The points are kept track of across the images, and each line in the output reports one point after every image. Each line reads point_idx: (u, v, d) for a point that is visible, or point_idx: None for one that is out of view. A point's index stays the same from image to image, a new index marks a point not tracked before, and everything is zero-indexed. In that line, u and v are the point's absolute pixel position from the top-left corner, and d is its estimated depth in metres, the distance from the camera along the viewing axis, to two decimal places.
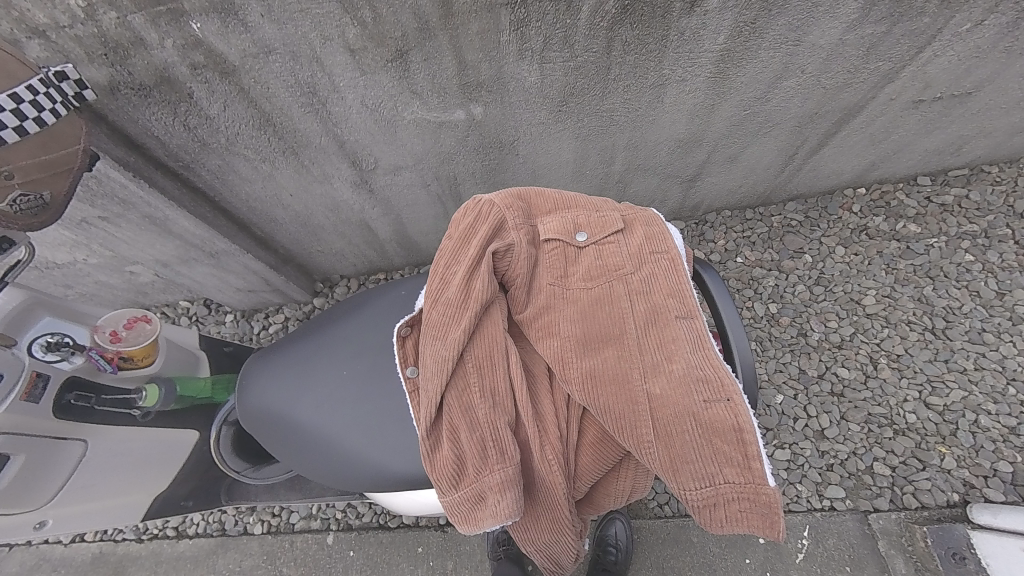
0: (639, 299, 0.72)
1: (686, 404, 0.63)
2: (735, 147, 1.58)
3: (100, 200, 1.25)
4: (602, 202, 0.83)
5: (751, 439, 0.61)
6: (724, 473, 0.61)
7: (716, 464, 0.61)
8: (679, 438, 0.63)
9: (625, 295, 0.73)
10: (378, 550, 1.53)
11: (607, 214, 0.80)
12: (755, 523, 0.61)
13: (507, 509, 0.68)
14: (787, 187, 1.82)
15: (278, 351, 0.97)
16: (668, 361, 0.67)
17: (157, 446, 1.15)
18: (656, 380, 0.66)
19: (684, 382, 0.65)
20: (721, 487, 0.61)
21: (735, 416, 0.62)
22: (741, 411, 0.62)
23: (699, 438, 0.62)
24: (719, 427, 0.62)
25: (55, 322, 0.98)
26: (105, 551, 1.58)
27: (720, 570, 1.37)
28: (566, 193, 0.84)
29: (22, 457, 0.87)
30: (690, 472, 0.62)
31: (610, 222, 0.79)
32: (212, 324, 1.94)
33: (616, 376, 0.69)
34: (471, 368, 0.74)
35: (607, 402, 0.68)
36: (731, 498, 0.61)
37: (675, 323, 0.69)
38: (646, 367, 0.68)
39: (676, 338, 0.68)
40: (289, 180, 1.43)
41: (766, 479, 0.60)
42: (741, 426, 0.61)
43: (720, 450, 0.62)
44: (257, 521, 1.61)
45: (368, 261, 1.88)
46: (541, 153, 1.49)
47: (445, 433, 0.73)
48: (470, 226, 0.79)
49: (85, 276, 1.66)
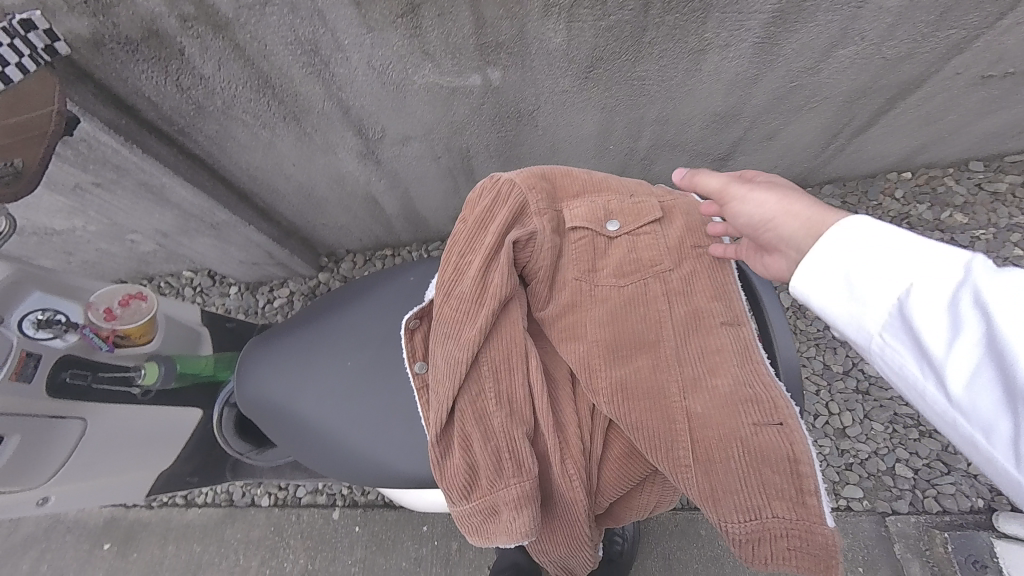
0: (680, 301, 0.67)
1: (731, 427, 0.58)
2: (775, 124, 1.45)
3: (92, 163, 1.18)
4: (638, 186, 0.75)
5: (808, 472, 0.55)
6: (773, 507, 0.56)
7: (763, 496, 0.56)
8: (721, 463, 0.58)
9: (664, 295, 0.67)
10: (383, 528, 1.53)
11: (644, 200, 0.72)
12: (806, 565, 0.55)
13: (524, 527, 0.64)
14: (826, 168, 1.68)
15: (279, 336, 0.91)
16: (711, 375, 0.62)
17: (161, 425, 1.12)
18: (696, 396, 0.62)
19: (729, 401, 0.60)
20: (769, 523, 0.56)
21: (789, 444, 0.56)
22: (796, 438, 0.56)
23: (744, 466, 0.57)
24: (770, 455, 0.57)
25: (45, 298, 0.93)
26: (116, 516, 1.60)
27: (727, 564, 1.36)
28: (596, 172, 0.75)
29: (18, 437, 0.84)
30: (731, 502, 0.58)
31: (647, 210, 0.72)
32: (216, 296, 1.89)
33: (649, 387, 0.64)
34: (487, 372, 0.69)
35: (639, 418, 0.63)
36: (780, 535, 0.55)
37: (719, 330, 0.64)
38: (686, 380, 0.63)
39: (721, 349, 0.63)
40: (291, 148, 1.33)
41: (821, 518, 0.54)
42: (795, 456, 0.56)
43: (768, 480, 0.56)
44: (265, 493, 1.62)
45: (376, 236, 1.81)
46: (563, 126, 1.37)
47: (456, 442, 0.67)
48: (488, 208, 0.72)
49: (85, 244, 1.61)
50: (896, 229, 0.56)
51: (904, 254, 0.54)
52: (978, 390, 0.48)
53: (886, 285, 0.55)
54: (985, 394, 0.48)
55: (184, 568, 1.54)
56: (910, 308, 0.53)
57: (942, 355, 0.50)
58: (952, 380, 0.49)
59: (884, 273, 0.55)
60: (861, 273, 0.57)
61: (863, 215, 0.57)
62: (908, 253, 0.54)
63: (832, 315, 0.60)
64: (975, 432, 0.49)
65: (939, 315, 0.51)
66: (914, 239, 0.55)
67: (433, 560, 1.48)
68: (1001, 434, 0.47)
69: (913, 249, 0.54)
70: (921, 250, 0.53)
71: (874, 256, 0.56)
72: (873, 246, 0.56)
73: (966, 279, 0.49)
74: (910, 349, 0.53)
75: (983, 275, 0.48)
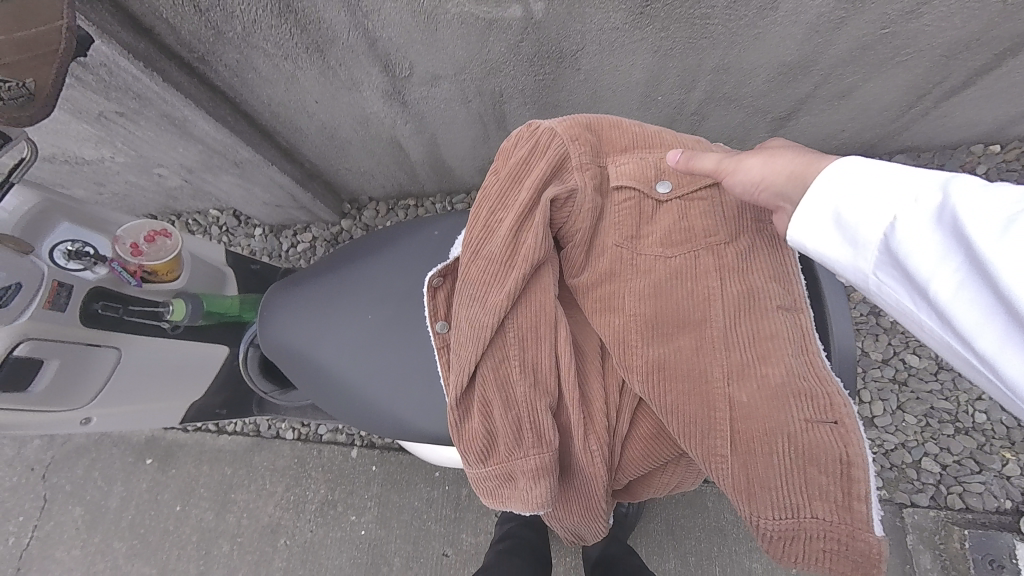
0: (731, 281, 0.68)
1: (778, 420, 0.61)
2: (852, 80, 1.26)
3: (114, 91, 1.14)
4: (690, 143, 0.76)
5: (860, 477, 0.57)
6: (813, 507, 0.59)
7: (804, 496, 0.60)
8: (762, 457, 0.62)
9: (713, 271, 0.69)
10: (398, 469, 1.61)
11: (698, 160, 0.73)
12: (839, 566, 0.59)
13: (539, 499, 0.69)
14: (901, 136, 1.49)
15: (300, 284, 0.90)
16: (761, 363, 0.64)
17: (191, 359, 1.16)
18: (741, 385, 0.65)
19: (779, 395, 0.62)
20: (805, 521, 0.60)
21: (842, 445, 0.58)
22: (851, 440, 0.58)
23: (788, 463, 0.61)
24: (819, 454, 0.59)
25: (75, 229, 0.93)
26: (155, 436, 1.73)
27: (730, 535, 1.38)
28: (648, 128, 0.76)
29: (57, 362, 0.87)
30: (766, 498, 0.62)
31: (705, 172, 0.72)
32: (242, 236, 1.90)
33: (690, 370, 0.68)
34: (512, 338, 0.72)
35: (674, 399, 0.68)
36: (806, 531, 0.60)
37: (775, 315, 0.66)
38: (731, 366, 0.66)
39: (775, 336, 0.65)
40: (314, 84, 1.25)
41: (868, 525, 0.56)
42: (848, 458, 0.58)
43: (813, 479, 0.60)
44: (289, 428, 1.71)
45: (399, 184, 1.74)
46: (608, 70, 1.23)
47: (477, 407, 0.72)
48: (526, 159, 0.74)
49: (115, 176, 1.61)
50: (881, 163, 0.53)
51: (888, 183, 0.51)
52: (977, 308, 0.44)
53: (875, 214, 0.51)
54: (973, 307, 0.44)
55: (217, 487, 1.67)
56: (896, 237, 0.49)
57: (932, 279, 0.46)
58: (947, 305, 0.45)
59: (872, 206, 0.51)
60: (853, 208, 0.53)
61: (850, 156, 0.55)
62: (894, 181, 0.51)
63: (826, 262, 0.57)
64: (981, 358, 0.44)
65: (929, 235, 0.47)
66: (898, 168, 0.52)
67: (444, 502, 1.56)
68: (1006, 354, 0.42)
69: (899, 178, 0.50)
70: (906, 178, 0.50)
71: (859, 191, 0.53)
72: (860, 183, 0.53)
73: (953, 192, 0.45)
74: (902, 279, 0.50)
75: (967, 190, 0.45)
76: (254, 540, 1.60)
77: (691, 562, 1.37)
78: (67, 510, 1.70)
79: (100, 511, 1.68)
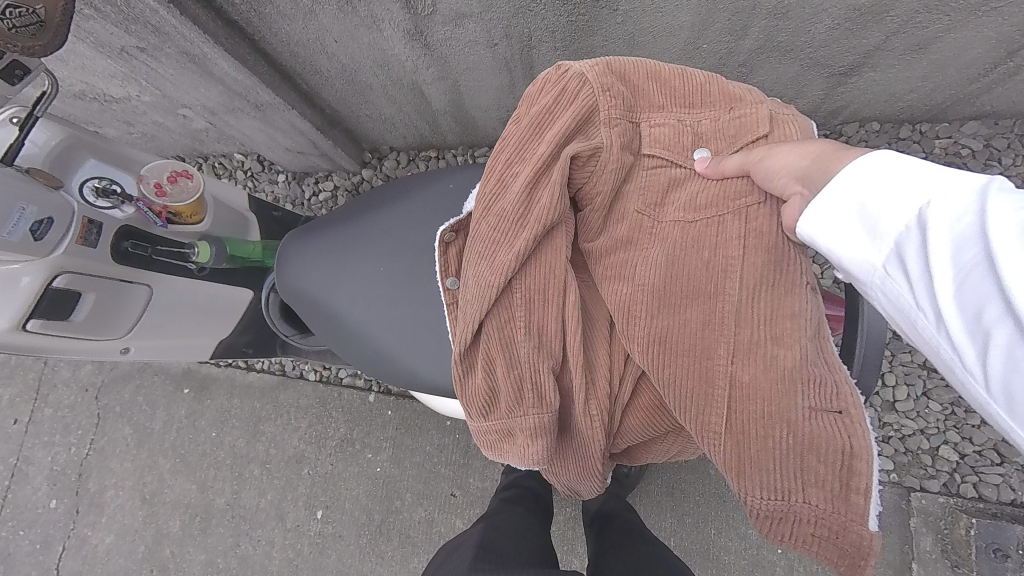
0: (752, 252, 0.64)
1: (782, 405, 0.61)
2: (933, 30, 1.11)
3: (133, 24, 1.11)
4: (733, 91, 0.70)
5: (861, 469, 0.56)
6: (806, 492, 0.61)
7: (799, 481, 0.61)
8: (760, 440, 0.63)
9: (736, 241, 0.65)
10: (411, 415, 1.70)
11: (742, 114, 0.68)
12: (826, 550, 0.61)
13: (534, 454, 0.71)
14: (981, 99, 1.32)
15: (315, 230, 0.90)
16: (774, 344, 0.62)
17: (217, 300, 1.21)
18: (746, 365, 0.63)
19: (787, 379, 0.61)
20: (795, 504, 0.62)
21: (846, 436, 0.57)
22: (855, 432, 0.57)
23: (788, 448, 0.61)
24: (821, 443, 0.59)
25: (101, 166, 0.96)
26: (192, 369, 1.86)
27: (730, 501, 1.41)
28: (690, 80, 0.71)
29: (93, 295, 0.92)
30: (758, 479, 0.63)
31: (750, 129, 0.67)
32: (266, 182, 1.91)
33: (695, 346, 0.66)
34: (519, 299, 0.71)
35: (676, 373, 0.67)
36: (789, 510, 0.62)
37: (797, 294, 0.62)
38: (740, 344, 0.64)
39: (790, 317, 0.62)
40: (332, 21, 1.19)
41: (863, 518, 0.57)
42: (851, 449, 0.57)
43: (810, 466, 0.60)
44: (311, 370, 1.81)
45: (420, 135, 1.69)
46: (650, 12, 1.12)
47: (481, 363, 0.73)
48: (549, 109, 0.70)
49: (142, 115, 1.62)
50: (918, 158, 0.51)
51: (916, 177, 0.49)
52: (969, 309, 0.43)
53: (896, 211, 0.50)
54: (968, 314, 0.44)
55: (247, 418, 1.80)
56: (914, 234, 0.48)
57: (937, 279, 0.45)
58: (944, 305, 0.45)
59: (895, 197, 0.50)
60: (877, 200, 0.51)
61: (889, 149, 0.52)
62: (926, 177, 0.48)
63: (837, 255, 0.55)
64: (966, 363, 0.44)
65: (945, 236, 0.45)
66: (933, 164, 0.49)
67: (454, 448, 1.65)
68: (985, 360, 0.42)
69: (932, 175, 0.48)
70: (938, 176, 0.48)
71: (885, 183, 0.51)
72: (894, 175, 0.51)
73: (978, 194, 0.44)
74: (908, 275, 0.48)
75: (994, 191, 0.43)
76: (281, 468, 1.75)
77: (688, 523, 1.42)
78: (118, 428, 1.88)
79: (146, 431, 1.86)
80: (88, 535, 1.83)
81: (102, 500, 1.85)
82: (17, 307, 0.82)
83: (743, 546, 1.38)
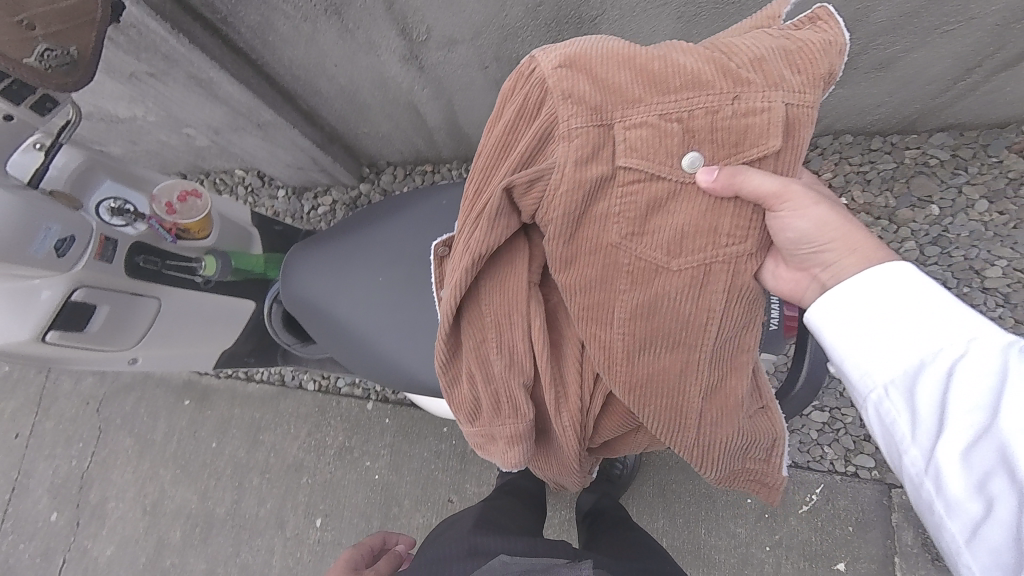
0: (728, 301, 0.71)
1: (736, 420, 0.79)
2: (893, 50, 1.19)
3: (144, 51, 1.19)
4: (747, 65, 0.64)
5: (777, 440, 0.84)
6: (745, 462, 0.86)
7: (743, 459, 0.85)
8: (719, 444, 0.81)
9: (719, 292, 0.71)
10: (409, 423, 1.74)
11: (746, 108, 0.64)
12: (755, 487, 0.90)
13: (514, 458, 0.82)
14: (946, 112, 1.40)
15: (318, 242, 0.96)
16: (730, 376, 0.77)
17: (221, 310, 1.26)
18: (710, 395, 0.78)
19: (738, 400, 0.78)
20: (738, 469, 0.87)
21: (771, 423, 0.83)
22: (775, 418, 0.83)
23: (738, 443, 0.82)
24: (760, 433, 0.82)
25: (116, 186, 1.02)
26: (192, 380, 1.91)
27: (719, 502, 1.45)
28: (673, 66, 0.65)
29: (107, 307, 0.97)
30: (716, 465, 0.85)
31: (752, 129, 0.65)
32: (265, 197, 1.98)
33: (666, 381, 0.77)
34: (491, 325, 0.79)
35: (647, 401, 0.78)
36: (730, 472, 0.87)
37: (749, 335, 0.75)
38: (708, 384, 0.77)
39: (743, 353, 0.76)
40: (332, 46, 1.26)
41: (778, 466, 0.86)
42: (775, 431, 0.83)
43: (751, 448, 0.83)
44: (310, 380, 1.85)
45: (416, 150, 1.76)
46: (630, 37, 1.19)
47: (463, 379, 0.83)
48: (510, 129, 0.70)
49: (147, 134, 1.69)
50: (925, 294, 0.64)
51: (929, 329, 0.62)
52: (967, 468, 0.55)
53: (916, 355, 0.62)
54: (983, 465, 0.55)
55: (247, 428, 1.84)
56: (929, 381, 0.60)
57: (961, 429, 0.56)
58: (964, 454, 0.56)
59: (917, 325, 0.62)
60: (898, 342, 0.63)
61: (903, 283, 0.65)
62: (935, 328, 0.62)
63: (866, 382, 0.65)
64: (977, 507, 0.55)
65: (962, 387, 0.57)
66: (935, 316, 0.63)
67: (451, 454, 1.69)
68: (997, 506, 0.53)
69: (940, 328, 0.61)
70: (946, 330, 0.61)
71: (905, 329, 0.63)
72: (912, 321, 0.63)
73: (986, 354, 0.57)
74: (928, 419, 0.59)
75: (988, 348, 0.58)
76: (280, 476, 1.78)
77: (679, 523, 1.46)
78: (119, 440, 1.91)
79: (147, 442, 1.89)
80: (89, 547, 1.85)
81: (103, 511, 1.87)
82: (37, 319, 0.86)
83: (733, 545, 1.41)
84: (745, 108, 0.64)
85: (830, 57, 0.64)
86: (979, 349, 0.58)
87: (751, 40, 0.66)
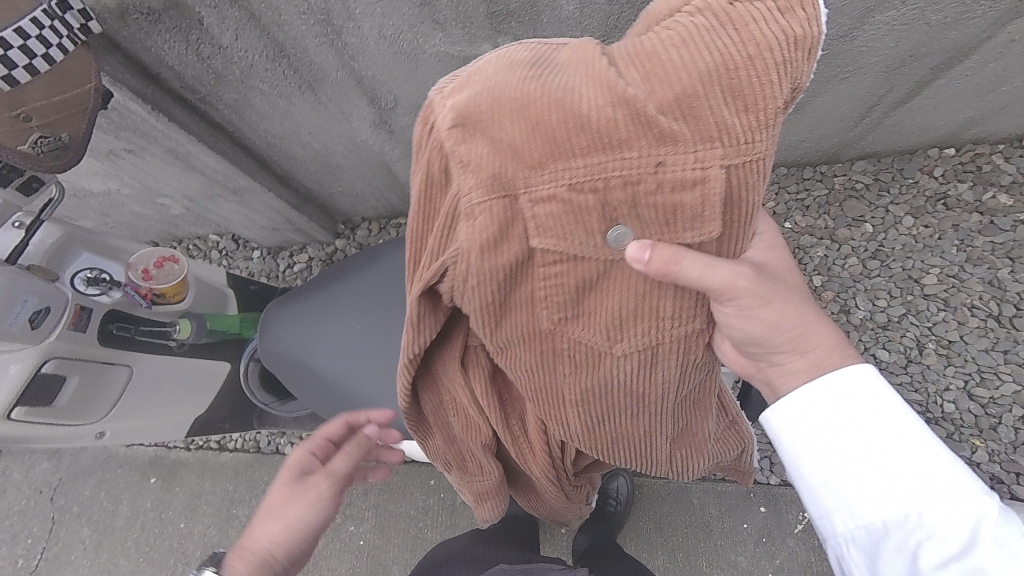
0: (676, 371, 0.71)
1: (705, 441, 0.85)
2: (804, 95, 1.37)
3: (124, 131, 1.26)
4: (679, 94, 0.51)
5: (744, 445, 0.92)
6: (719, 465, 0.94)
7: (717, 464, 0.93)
8: (691, 465, 0.88)
9: (672, 365, 0.70)
10: (394, 479, 1.68)
11: (677, 172, 0.53)
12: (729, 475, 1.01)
13: (491, 508, 0.98)
14: (860, 144, 1.58)
15: (294, 296, 0.99)
16: (694, 411, 0.82)
17: (195, 373, 1.24)
18: (675, 432, 0.83)
19: (703, 425, 0.83)
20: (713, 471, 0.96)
21: (739, 433, 0.89)
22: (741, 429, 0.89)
23: (709, 458, 0.89)
24: (729, 443, 0.89)
25: (92, 257, 1.04)
26: (160, 454, 1.81)
27: (715, 530, 1.43)
28: (574, 115, 0.53)
29: (76, 378, 0.96)
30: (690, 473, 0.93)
31: (683, 201, 0.55)
32: (240, 259, 2.00)
33: (623, 434, 0.81)
34: (447, 392, 0.86)
35: (608, 450, 0.83)
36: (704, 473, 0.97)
37: (711, 374, 0.78)
38: (668, 431, 0.81)
39: (707, 389, 0.80)
40: (306, 116, 1.37)
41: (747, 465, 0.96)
42: (743, 441, 0.90)
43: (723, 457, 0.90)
44: (288, 443, 1.78)
45: (390, 205, 1.85)
46: None
47: (437, 440, 0.93)
48: (423, 212, 0.66)
49: (121, 206, 1.72)
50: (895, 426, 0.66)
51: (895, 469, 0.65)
52: None
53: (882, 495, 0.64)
54: None
55: (220, 502, 1.73)
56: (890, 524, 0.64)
57: None
58: None
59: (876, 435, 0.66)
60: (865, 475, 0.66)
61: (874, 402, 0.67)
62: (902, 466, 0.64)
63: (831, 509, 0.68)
64: None
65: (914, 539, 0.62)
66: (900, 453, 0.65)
67: (439, 509, 1.62)
68: None
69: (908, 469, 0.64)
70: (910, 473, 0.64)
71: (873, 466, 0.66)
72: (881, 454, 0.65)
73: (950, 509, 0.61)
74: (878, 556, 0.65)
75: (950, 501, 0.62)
76: None
77: (678, 558, 1.42)
78: (76, 530, 1.76)
79: (107, 530, 1.75)
80: None
81: None
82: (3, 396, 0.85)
83: None
84: (678, 161, 0.53)
85: (793, 66, 0.51)
86: (936, 476, 0.63)
87: (683, 44, 0.51)
